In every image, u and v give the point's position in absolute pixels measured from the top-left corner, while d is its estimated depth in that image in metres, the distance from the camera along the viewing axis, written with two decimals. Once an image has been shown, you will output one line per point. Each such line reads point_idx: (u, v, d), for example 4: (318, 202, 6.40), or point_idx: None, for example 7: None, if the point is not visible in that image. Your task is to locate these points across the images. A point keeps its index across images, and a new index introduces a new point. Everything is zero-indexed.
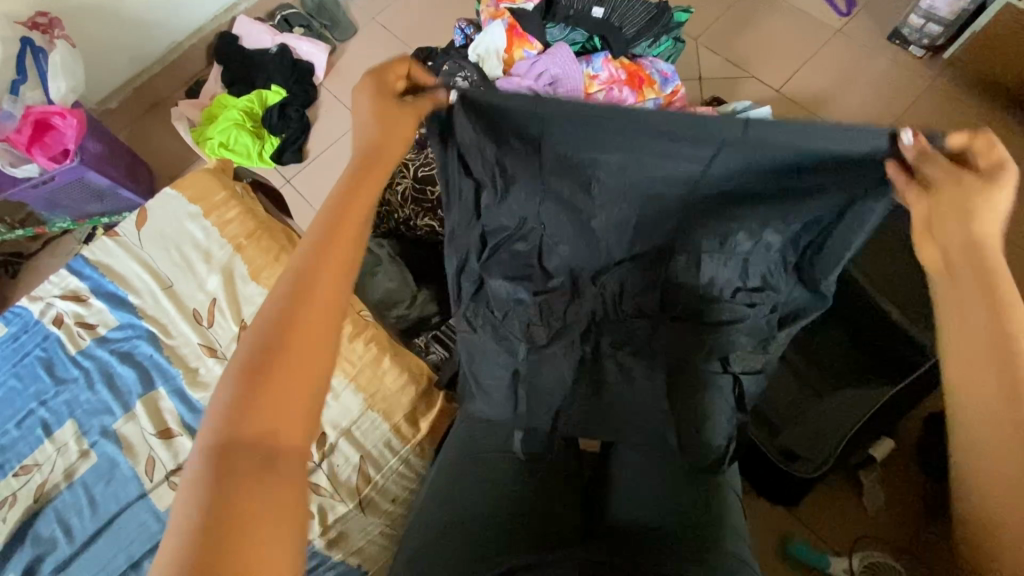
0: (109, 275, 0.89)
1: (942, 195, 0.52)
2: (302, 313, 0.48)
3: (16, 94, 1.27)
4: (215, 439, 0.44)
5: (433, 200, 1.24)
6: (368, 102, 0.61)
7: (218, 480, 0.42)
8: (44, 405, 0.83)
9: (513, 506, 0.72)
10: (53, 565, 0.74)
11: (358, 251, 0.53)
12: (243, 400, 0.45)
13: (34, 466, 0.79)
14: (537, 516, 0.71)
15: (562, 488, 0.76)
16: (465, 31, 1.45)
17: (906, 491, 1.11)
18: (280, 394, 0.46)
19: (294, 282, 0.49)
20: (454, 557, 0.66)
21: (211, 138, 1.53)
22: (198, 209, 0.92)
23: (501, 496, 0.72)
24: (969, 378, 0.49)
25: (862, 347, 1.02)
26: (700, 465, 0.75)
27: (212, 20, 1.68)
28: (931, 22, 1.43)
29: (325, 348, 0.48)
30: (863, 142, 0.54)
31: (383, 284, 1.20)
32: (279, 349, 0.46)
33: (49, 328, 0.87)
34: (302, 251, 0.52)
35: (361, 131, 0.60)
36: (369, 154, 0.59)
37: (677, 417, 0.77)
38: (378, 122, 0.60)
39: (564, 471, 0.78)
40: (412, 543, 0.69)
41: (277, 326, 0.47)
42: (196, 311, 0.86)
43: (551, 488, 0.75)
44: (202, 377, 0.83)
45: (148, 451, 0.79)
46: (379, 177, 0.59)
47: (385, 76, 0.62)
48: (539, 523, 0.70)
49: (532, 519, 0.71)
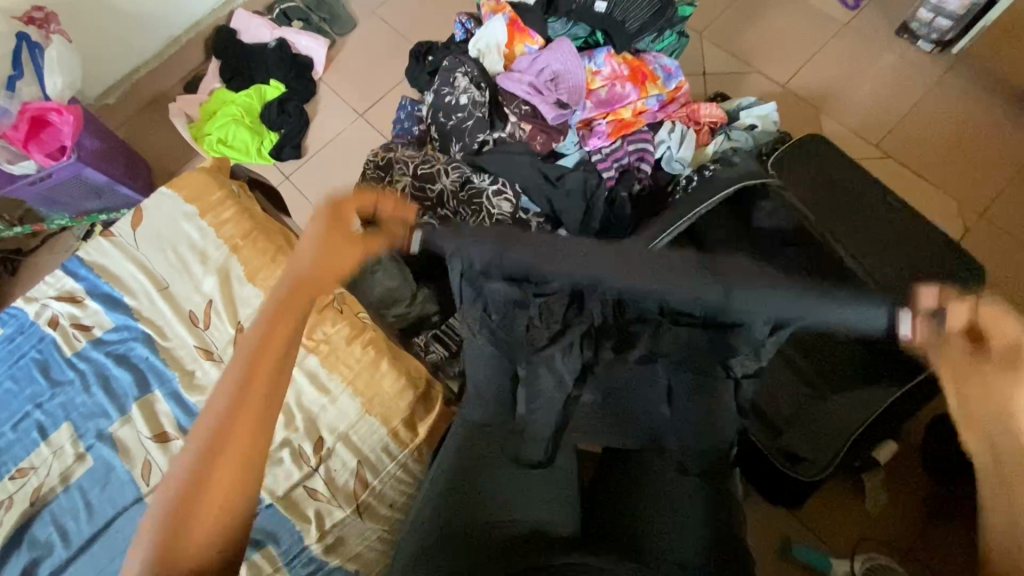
0: (104, 276, 0.88)
1: (974, 369, 0.56)
2: (215, 469, 0.51)
3: (11, 90, 1.25)
4: None
5: (433, 199, 1.21)
6: (315, 228, 0.61)
7: None
8: (40, 408, 0.82)
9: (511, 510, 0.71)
10: (51, 568, 0.74)
11: (276, 394, 0.55)
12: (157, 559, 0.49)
13: (31, 469, 0.79)
14: (538, 521, 0.71)
15: (559, 492, 0.75)
16: (465, 25, 1.42)
17: (909, 493, 1.10)
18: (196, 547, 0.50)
19: (208, 437, 0.52)
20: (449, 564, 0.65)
21: (209, 134, 1.52)
22: (194, 209, 0.91)
23: (498, 500, 0.72)
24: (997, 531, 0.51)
25: (867, 344, 0.99)
26: (703, 472, 0.73)
27: (210, 13, 1.66)
28: (941, 16, 1.39)
29: (230, 501, 0.51)
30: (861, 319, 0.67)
31: (383, 282, 1.17)
32: (203, 484, 0.50)
33: (44, 329, 0.86)
34: (223, 397, 0.54)
35: (302, 255, 0.61)
36: (305, 277, 0.59)
37: (677, 423, 0.76)
38: (315, 248, 0.60)
39: (563, 474, 0.77)
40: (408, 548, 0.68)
41: (189, 485, 0.50)
42: (192, 313, 0.85)
43: (550, 493, 0.74)
44: (198, 380, 0.82)
45: (145, 454, 0.79)
46: (304, 304, 0.59)
47: (338, 207, 0.62)
48: (539, 527, 0.70)
49: (532, 524, 0.70)
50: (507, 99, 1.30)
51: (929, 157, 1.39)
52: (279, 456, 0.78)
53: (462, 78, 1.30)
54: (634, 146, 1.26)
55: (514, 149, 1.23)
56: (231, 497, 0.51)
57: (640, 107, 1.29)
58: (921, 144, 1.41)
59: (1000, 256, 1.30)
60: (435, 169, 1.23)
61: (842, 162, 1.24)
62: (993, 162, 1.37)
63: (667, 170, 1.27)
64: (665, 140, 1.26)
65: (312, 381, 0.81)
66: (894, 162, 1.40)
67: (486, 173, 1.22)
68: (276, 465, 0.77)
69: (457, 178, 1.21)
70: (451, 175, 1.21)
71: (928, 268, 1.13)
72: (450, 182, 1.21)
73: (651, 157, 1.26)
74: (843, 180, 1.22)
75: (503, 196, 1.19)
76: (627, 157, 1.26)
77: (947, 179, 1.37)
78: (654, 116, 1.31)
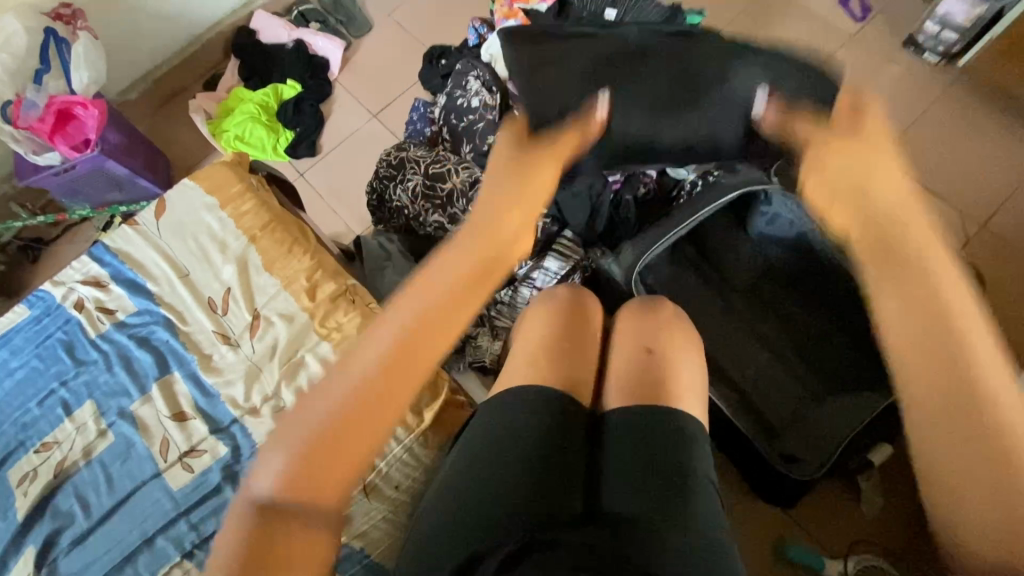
0: (127, 262, 0.92)
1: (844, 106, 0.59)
2: (372, 355, 0.47)
3: (39, 82, 1.32)
4: (264, 498, 0.44)
5: (443, 198, 1.25)
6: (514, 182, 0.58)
7: (263, 541, 0.43)
8: (65, 385, 0.86)
9: (500, 487, 0.65)
10: (73, 537, 0.78)
11: (436, 311, 0.48)
12: (309, 461, 0.44)
13: (55, 443, 0.83)
14: (521, 494, 0.64)
15: (551, 463, 0.67)
16: (479, 30, 1.46)
17: (905, 499, 1.15)
18: (339, 422, 0.45)
19: (397, 344, 0.47)
20: (468, 546, 0.61)
21: (228, 131, 1.57)
22: (215, 200, 0.95)
23: (491, 476, 0.66)
24: (912, 370, 0.43)
25: (863, 349, 1.07)
26: (693, 453, 0.68)
27: (231, 14, 1.71)
28: (948, 29, 1.42)
29: (376, 426, 0.46)
30: (704, 451, 0.70)
31: (391, 278, 1.22)
32: (366, 356, 0.47)
33: (71, 312, 0.90)
34: (399, 316, 0.48)
35: (497, 204, 0.55)
36: (495, 235, 0.53)
37: (665, 433, 0.69)
38: (517, 214, 0.56)
39: (559, 442, 0.69)
40: (415, 546, 0.65)
41: (354, 374, 0.46)
42: (211, 299, 0.89)
43: (539, 467, 0.66)
44: (215, 363, 0.86)
45: (163, 432, 0.82)
46: (492, 283, 0.52)
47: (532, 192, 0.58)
48: (520, 503, 0.63)
49: (516, 499, 0.63)
50: None
51: (931, 165, 1.42)
52: None
53: (474, 81, 1.33)
54: None
55: None
56: (377, 384, 0.46)
57: None
58: (925, 153, 1.43)
59: (1002, 266, 1.32)
60: (446, 169, 1.26)
61: None
62: (995, 173, 1.40)
63: (671, 175, 1.24)
64: None
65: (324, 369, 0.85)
66: None
67: None
68: None
69: (467, 177, 1.24)
70: (461, 175, 1.24)
71: None
72: (460, 182, 1.24)
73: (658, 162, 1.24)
74: None
75: None
76: None
77: (950, 189, 1.39)
78: None
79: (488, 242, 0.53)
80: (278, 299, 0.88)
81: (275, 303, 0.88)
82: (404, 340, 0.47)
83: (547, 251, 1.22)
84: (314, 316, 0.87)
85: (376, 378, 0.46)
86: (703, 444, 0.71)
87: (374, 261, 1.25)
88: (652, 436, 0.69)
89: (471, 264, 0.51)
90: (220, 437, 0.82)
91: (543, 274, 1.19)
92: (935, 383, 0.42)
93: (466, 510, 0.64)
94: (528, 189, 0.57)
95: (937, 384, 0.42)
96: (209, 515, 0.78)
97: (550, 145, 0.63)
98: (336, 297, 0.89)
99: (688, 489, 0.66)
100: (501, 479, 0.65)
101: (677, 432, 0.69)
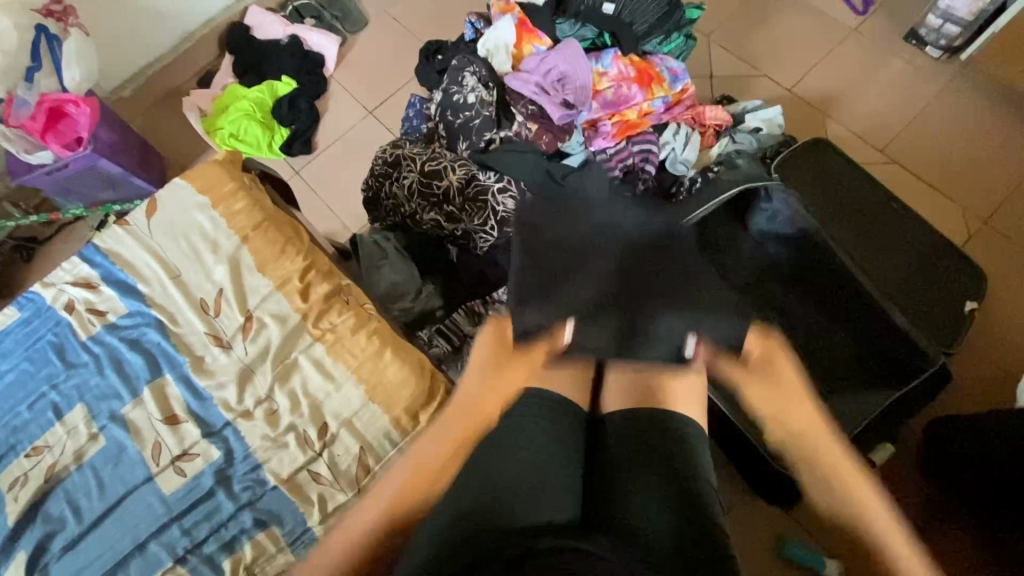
0: (118, 263, 0.91)
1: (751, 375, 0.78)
2: (391, 501, 0.63)
3: (30, 81, 1.29)
4: None
5: (439, 196, 1.24)
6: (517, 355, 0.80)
7: None
8: (55, 389, 0.85)
9: (496, 481, 0.64)
10: (64, 543, 0.77)
11: (449, 452, 0.68)
12: None
13: (45, 448, 0.82)
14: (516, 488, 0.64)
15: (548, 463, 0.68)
16: (475, 24, 1.43)
17: (903, 498, 1.15)
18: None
19: (409, 494, 0.63)
20: (458, 544, 0.57)
21: (222, 128, 1.56)
22: (206, 200, 0.93)
23: (493, 468, 0.66)
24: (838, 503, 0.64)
25: (865, 346, 1.06)
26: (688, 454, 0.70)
27: (225, 10, 1.69)
28: (949, 22, 1.40)
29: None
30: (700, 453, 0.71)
31: (388, 277, 1.22)
32: (383, 513, 0.61)
33: (61, 313, 0.89)
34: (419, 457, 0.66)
35: (492, 373, 0.76)
36: (488, 400, 0.73)
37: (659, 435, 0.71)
38: (503, 378, 0.76)
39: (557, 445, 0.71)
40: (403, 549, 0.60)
41: (368, 528, 0.60)
42: (203, 300, 0.88)
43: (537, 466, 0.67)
44: (207, 365, 0.85)
45: (155, 436, 0.81)
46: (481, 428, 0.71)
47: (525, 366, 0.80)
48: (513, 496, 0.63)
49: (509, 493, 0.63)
50: (515, 99, 1.31)
51: (933, 161, 1.40)
52: (285, 440, 0.81)
53: (470, 77, 1.31)
54: (639, 147, 1.27)
55: (520, 146, 1.24)
56: (387, 539, 0.60)
57: (645, 109, 1.30)
58: (925, 149, 1.42)
59: (1004, 263, 1.31)
60: (442, 167, 1.25)
61: (844, 165, 1.26)
62: (997, 169, 1.38)
63: (671, 171, 1.29)
64: (670, 141, 1.28)
65: (318, 369, 0.84)
66: (899, 168, 1.41)
67: (492, 170, 1.23)
68: (282, 449, 0.80)
69: (463, 175, 1.23)
70: (457, 173, 1.23)
71: (932, 271, 1.17)
72: (457, 179, 1.22)
73: (656, 157, 1.27)
74: (842, 181, 1.26)
75: (508, 194, 1.20)
76: (632, 158, 1.27)
77: (951, 185, 1.38)
78: (659, 118, 1.32)
79: (486, 402, 0.73)
80: (271, 299, 0.87)
81: (269, 304, 0.87)
82: (418, 488, 0.64)
83: None
84: (307, 317, 0.86)
85: (377, 541, 0.60)
86: (699, 448, 0.72)
87: (370, 259, 1.23)
88: (650, 436, 0.71)
89: (472, 415, 0.71)
90: (212, 440, 0.81)
91: None
92: (846, 508, 0.64)
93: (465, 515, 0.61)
94: (509, 368, 0.78)
95: (840, 505, 0.64)
96: (201, 520, 0.77)
97: (530, 353, 0.80)
98: (329, 297, 0.88)
99: (697, 503, 0.63)
100: (506, 483, 0.64)
101: (670, 434, 0.72)
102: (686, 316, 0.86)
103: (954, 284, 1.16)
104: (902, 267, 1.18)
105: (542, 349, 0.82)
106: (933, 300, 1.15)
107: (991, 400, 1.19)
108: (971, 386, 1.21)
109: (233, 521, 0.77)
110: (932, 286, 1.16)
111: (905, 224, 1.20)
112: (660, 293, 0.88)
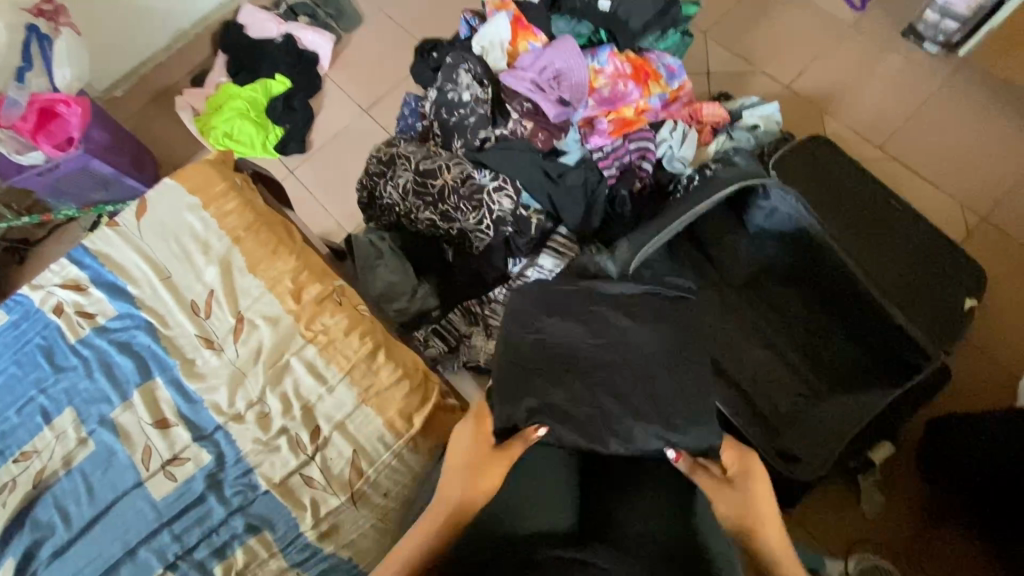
0: (108, 265, 0.89)
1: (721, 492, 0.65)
2: None
3: (21, 82, 1.27)
4: None
5: (434, 195, 1.22)
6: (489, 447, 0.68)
7: None
8: (44, 392, 0.84)
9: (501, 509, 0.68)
10: (53, 549, 0.75)
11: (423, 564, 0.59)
12: None
13: (34, 452, 0.80)
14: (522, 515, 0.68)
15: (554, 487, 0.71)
16: (470, 22, 1.42)
17: (904, 498, 1.14)
18: None
19: None
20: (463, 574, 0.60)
21: (215, 128, 1.54)
22: (197, 200, 0.92)
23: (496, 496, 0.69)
24: None
25: (864, 344, 1.06)
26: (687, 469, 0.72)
27: (218, 9, 1.67)
28: (948, 18, 1.39)
29: None
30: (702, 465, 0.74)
31: (384, 278, 1.21)
32: None
33: (50, 316, 0.88)
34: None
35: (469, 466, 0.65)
36: (464, 501, 0.63)
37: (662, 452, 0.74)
38: (478, 472, 0.65)
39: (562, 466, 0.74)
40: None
41: None
42: (194, 302, 0.87)
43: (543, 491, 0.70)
44: (198, 368, 0.84)
45: (145, 440, 0.80)
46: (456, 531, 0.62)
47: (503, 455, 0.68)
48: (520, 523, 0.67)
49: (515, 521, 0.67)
50: (510, 97, 1.30)
51: (932, 158, 1.39)
52: (277, 443, 0.80)
53: (465, 74, 1.28)
54: (635, 145, 1.26)
55: (515, 145, 1.22)
56: None
57: (642, 105, 1.29)
58: (924, 146, 1.40)
59: (1003, 260, 1.30)
60: (436, 166, 1.23)
61: (839, 161, 1.26)
62: (996, 165, 1.37)
63: (668, 169, 1.27)
64: (667, 138, 1.26)
65: (310, 371, 0.83)
66: (898, 164, 1.40)
67: (487, 169, 1.22)
68: (273, 452, 0.79)
69: (458, 174, 1.22)
70: (453, 171, 1.22)
71: (932, 270, 1.16)
72: (451, 178, 1.22)
73: (653, 155, 1.26)
74: (839, 176, 1.25)
75: (503, 192, 1.20)
76: (628, 155, 1.26)
77: (950, 182, 1.37)
78: (657, 115, 1.30)
79: (460, 511, 0.62)
80: (263, 301, 0.86)
81: (260, 306, 0.86)
82: None
83: (541, 249, 1.21)
84: (299, 319, 0.85)
85: None
86: None
87: (365, 258, 1.22)
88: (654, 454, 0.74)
89: (448, 522, 0.61)
90: (203, 444, 0.80)
91: (537, 272, 1.18)
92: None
93: (470, 544, 0.65)
94: (489, 474, 0.65)
95: None
96: (191, 525, 0.76)
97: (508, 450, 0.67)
98: (321, 299, 0.86)
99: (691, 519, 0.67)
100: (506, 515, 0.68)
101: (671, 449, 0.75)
102: (665, 411, 0.71)
103: (954, 281, 1.15)
104: (901, 264, 1.17)
105: (521, 442, 0.69)
106: (934, 298, 1.14)
107: (991, 400, 1.19)
108: (971, 385, 1.20)
109: (224, 526, 0.76)
110: (931, 283, 1.15)
111: (905, 223, 1.20)
112: (636, 392, 0.72)
